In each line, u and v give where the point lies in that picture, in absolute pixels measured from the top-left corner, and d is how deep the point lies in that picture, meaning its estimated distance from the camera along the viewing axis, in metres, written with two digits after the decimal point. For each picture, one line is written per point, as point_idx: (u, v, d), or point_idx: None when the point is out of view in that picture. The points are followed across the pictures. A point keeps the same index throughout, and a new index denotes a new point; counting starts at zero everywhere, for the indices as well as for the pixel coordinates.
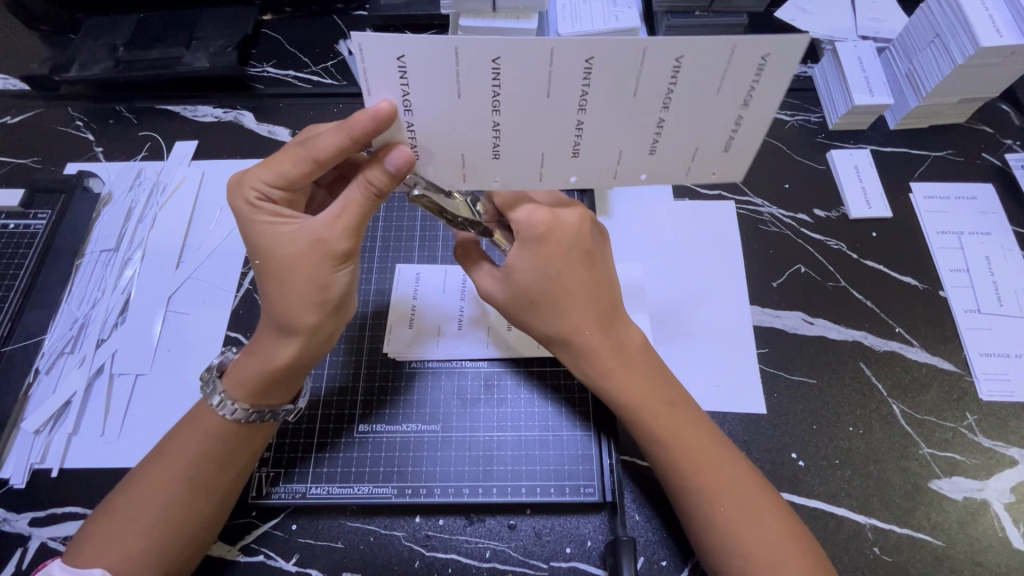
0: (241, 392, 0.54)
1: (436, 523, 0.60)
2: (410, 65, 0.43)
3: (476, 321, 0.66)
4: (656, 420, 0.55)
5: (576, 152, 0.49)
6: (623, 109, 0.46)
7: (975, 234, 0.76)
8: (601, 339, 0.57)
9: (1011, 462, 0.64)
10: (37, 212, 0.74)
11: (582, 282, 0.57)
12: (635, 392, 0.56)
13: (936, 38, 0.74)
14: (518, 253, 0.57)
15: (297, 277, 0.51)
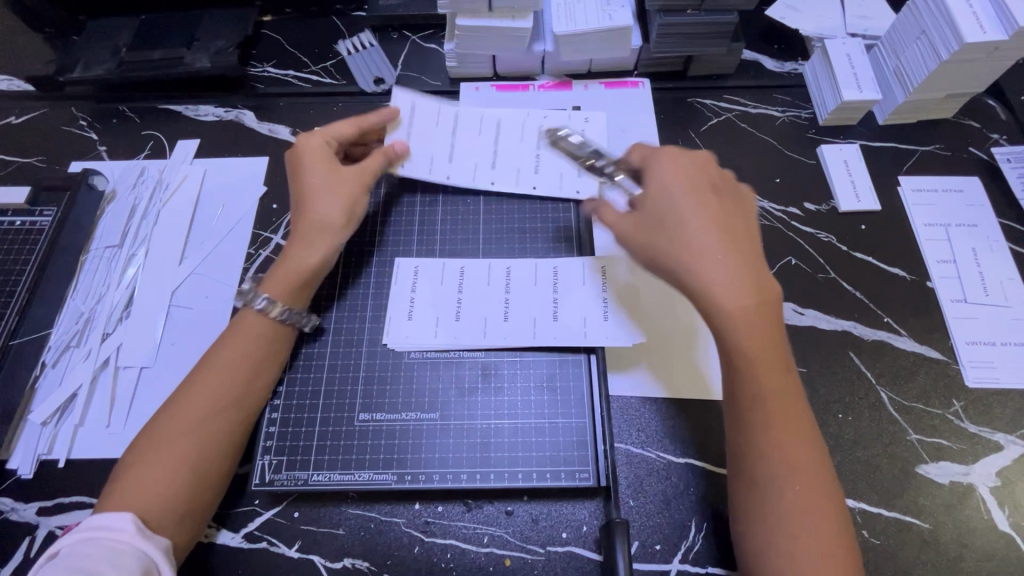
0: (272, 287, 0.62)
1: (436, 510, 0.61)
2: None
3: (473, 313, 0.67)
4: (762, 384, 0.53)
5: None
6: None
7: (962, 226, 0.78)
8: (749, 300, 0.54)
9: (996, 447, 0.65)
10: (43, 210, 0.76)
11: (719, 216, 0.59)
12: (759, 351, 0.53)
13: (923, 34, 0.76)
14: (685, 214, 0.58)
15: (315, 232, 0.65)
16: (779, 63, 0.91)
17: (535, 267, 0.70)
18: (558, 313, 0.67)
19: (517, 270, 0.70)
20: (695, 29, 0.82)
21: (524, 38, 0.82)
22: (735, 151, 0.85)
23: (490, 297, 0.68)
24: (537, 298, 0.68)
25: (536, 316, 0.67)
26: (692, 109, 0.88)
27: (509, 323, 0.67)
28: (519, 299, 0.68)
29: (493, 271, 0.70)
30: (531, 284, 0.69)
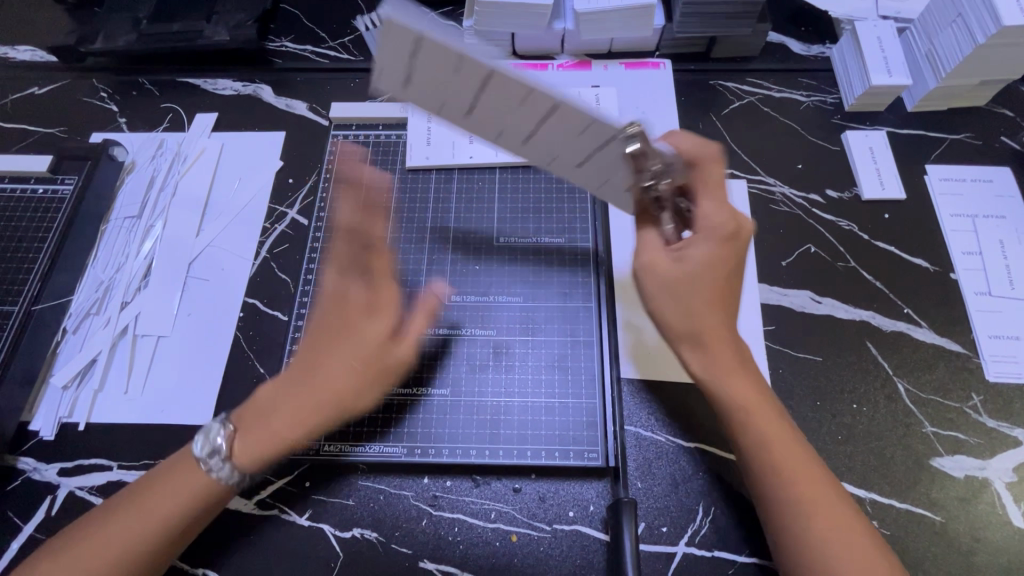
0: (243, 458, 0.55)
1: (444, 484, 0.62)
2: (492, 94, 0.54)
3: (489, 120, 0.57)
4: (756, 430, 0.54)
5: (530, 137, 0.57)
6: (513, 107, 0.54)
7: (990, 217, 0.76)
8: (720, 349, 0.56)
9: (1015, 443, 0.64)
10: (65, 178, 0.77)
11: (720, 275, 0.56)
12: (740, 392, 0.55)
13: (958, 18, 0.74)
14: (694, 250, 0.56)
15: (310, 401, 0.56)
16: (805, 45, 0.89)
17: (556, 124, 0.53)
18: (583, 164, 0.59)
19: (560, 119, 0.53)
20: (720, 8, 0.80)
21: (544, 15, 0.81)
22: (757, 136, 0.83)
23: (514, 120, 0.55)
24: (564, 148, 0.57)
25: (556, 157, 0.59)
26: (713, 92, 0.86)
27: (528, 147, 0.58)
28: (545, 140, 0.57)
29: (529, 97, 0.52)
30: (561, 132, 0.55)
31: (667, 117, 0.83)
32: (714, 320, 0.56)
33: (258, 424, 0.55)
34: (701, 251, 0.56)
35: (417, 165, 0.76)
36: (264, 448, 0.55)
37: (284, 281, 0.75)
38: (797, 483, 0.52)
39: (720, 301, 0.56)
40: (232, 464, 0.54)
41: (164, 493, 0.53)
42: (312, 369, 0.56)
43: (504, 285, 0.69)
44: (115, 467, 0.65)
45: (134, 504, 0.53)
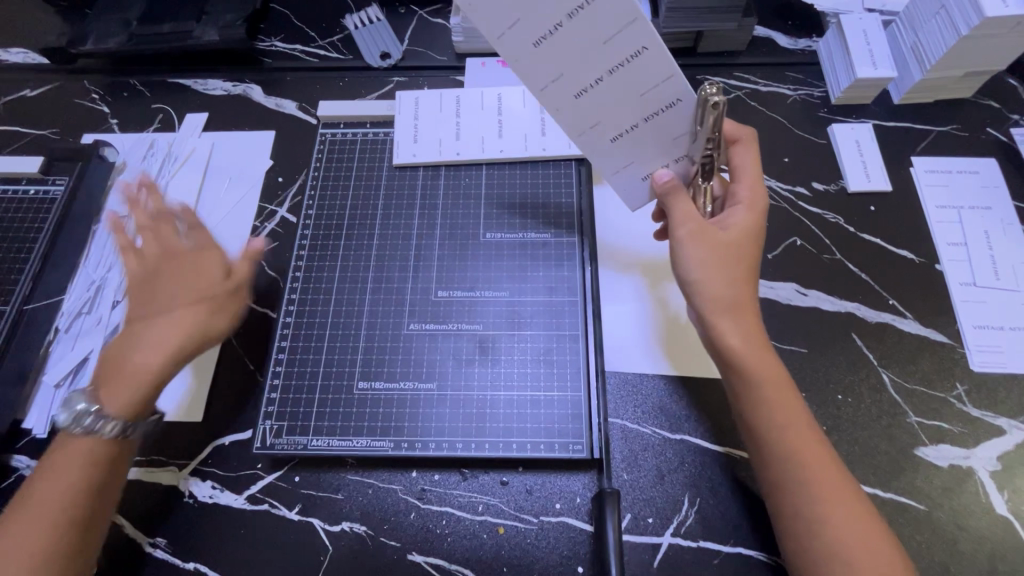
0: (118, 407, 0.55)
1: (432, 478, 0.62)
2: (558, 62, 0.53)
3: (538, 71, 0.54)
4: (779, 408, 0.55)
5: (580, 95, 0.55)
6: (586, 55, 0.52)
7: (975, 208, 0.76)
8: (747, 322, 0.57)
9: (999, 432, 0.65)
10: (55, 179, 0.78)
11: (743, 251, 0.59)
12: (767, 365, 0.56)
13: (942, 8, 0.74)
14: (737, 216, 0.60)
15: (156, 338, 0.58)
16: (792, 39, 0.89)
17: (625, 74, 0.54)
18: (620, 133, 0.59)
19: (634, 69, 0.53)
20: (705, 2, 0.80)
21: None
22: (743, 129, 0.83)
23: (583, 68, 0.53)
24: (617, 105, 0.57)
25: (598, 124, 0.58)
26: (701, 86, 0.87)
27: (576, 110, 0.57)
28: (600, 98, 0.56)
29: (612, 44, 0.52)
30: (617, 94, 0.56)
31: None
32: (741, 291, 0.58)
33: (117, 369, 0.57)
34: (738, 219, 0.60)
35: (404, 163, 0.77)
36: (131, 390, 0.56)
37: (274, 279, 0.75)
38: (814, 463, 0.53)
39: (746, 277, 0.59)
40: (109, 419, 0.55)
41: (49, 491, 0.52)
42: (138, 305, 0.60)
43: (491, 280, 0.70)
44: None
45: (26, 504, 0.51)
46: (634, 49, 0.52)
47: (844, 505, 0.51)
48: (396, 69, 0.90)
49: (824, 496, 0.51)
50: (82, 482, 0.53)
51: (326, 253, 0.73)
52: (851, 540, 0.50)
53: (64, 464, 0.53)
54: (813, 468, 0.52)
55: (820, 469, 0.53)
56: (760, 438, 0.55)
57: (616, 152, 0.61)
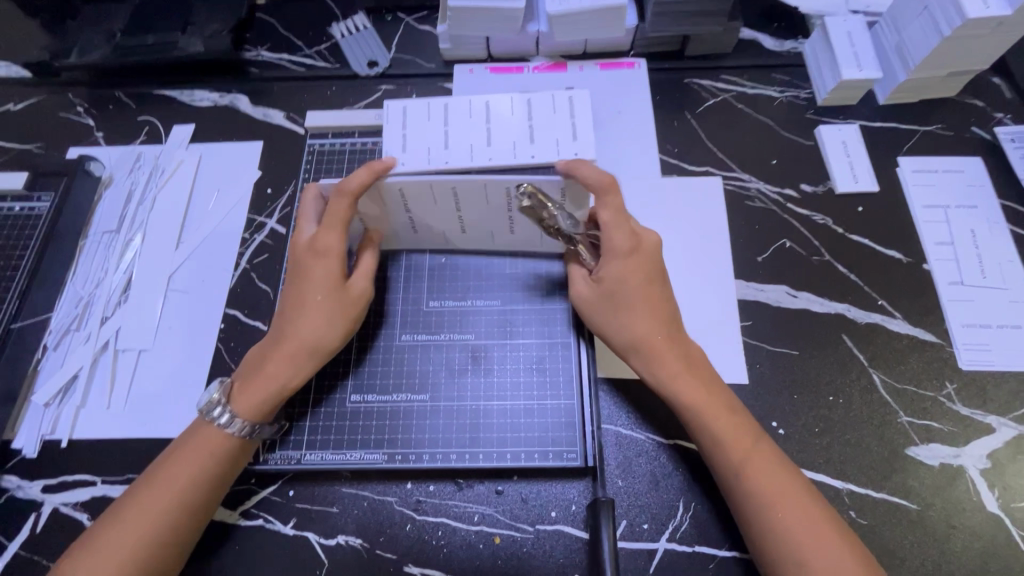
0: (245, 409, 0.59)
1: (428, 489, 0.62)
2: (416, 215, 0.64)
3: (429, 228, 0.67)
4: (715, 427, 0.58)
5: (463, 228, 0.67)
6: (432, 211, 0.64)
7: (961, 207, 0.77)
8: (666, 355, 0.60)
9: (988, 430, 0.65)
10: (40, 195, 0.77)
11: (646, 288, 0.62)
12: (694, 396, 0.59)
13: (925, 10, 0.74)
14: (610, 265, 0.62)
15: (291, 353, 0.61)
16: (779, 41, 0.90)
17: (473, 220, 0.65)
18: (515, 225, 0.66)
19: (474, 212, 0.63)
20: (691, 7, 0.81)
21: (517, 19, 0.81)
22: (732, 132, 0.84)
23: (438, 216, 0.65)
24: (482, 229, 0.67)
25: (492, 231, 0.67)
26: (688, 90, 0.87)
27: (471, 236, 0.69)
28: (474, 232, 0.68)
29: (438, 191, 0.61)
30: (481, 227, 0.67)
31: (642, 116, 0.84)
32: (653, 328, 0.61)
33: (257, 375, 0.61)
34: (615, 269, 0.62)
35: None
36: (261, 396, 0.60)
37: (265, 291, 0.75)
38: (759, 476, 0.55)
39: (657, 311, 0.62)
40: (238, 419, 0.59)
41: (170, 482, 0.56)
42: (300, 308, 0.62)
43: (482, 289, 0.70)
44: (100, 481, 0.66)
45: (148, 487, 0.57)
46: (448, 193, 0.61)
47: (786, 502, 0.54)
48: (383, 77, 0.90)
49: (764, 496, 0.54)
50: (199, 477, 0.57)
51: None
52: (798, 539, 0.52)
53: (188, 455, 0.58)
54: (751, 472, 0.55)
55: (760, 472, 0.55)
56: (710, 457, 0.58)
57: (523, 237, 0.68)
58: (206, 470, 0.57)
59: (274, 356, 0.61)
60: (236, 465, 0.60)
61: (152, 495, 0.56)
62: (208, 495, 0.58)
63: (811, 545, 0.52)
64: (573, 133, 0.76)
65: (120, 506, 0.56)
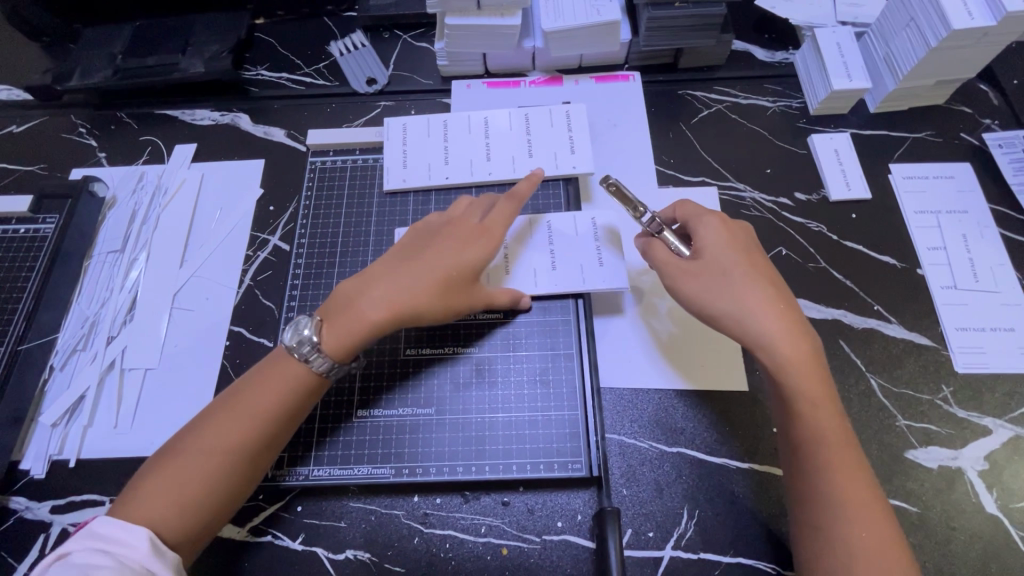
0: (336, 349, 0.58)
1: (434, 502, 0.63)
2: None
3: None
4: (816, 417, 0.55)
5: None
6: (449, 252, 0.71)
7: (952, 213, 0.78)
8: (779, 328, 0.58)
9: (985, 432, 0.66)
10: (45, 217, 0.78)
11: (748, 269, 0.61)
12: (806, 380, 0.56)
13: (911, 22, 0.76)
14: (709, 239, 0.63)
15: (397, 303, 0.59)
16: (769, 52, 0.91)
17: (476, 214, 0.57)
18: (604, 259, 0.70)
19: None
20: (683, 21, 0.82)
21: (513, 35, 0.83)
22: (726, 142, 0.85)
23: None
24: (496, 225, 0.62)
25: (581, 264, 0.70)
26: (682, 102, 0.88)
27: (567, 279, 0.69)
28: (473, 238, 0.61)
29: None
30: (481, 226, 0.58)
31: (638, 128, 0.86)
32: (767, 303, 0.59)
33: (353, 313, 0.59)
34: (714, 244, 0.63)
35: (394, 189, 0.78)
36: (353, 333, 0.58)
37: (269, 308, 0.76)
38: (843, 476, 0.53)
39: (767, 289, 0.60)
40: (323, 355, 0.58)
41: (247, 407, 0.56)
42: (413, 264, 0.62)
43: None
44: (108, 501, 0.66)
45: (223, 412, 0.56)
46: None
47: (860, 493, 0.53)
48: (382, 94, 0.91)
49: (843, 495, 0.52)
50: (269, 409, 0.56)
51: (323, 279, 0.75)
52: (860, 549, 0.50)
53: (259, 388, 0.57)
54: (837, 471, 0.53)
55: (842, 463, 0.54)
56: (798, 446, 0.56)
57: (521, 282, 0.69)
58: (278, 402, 0.57)
59: (376, 301, 0.60)
60: (307, 403, 0.59)
61: (227, 416, 0.55)
62: (277, 428, 0.57)
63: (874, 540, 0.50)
64: (570, 145, 0.78)
65: (199, 423, 0.56)
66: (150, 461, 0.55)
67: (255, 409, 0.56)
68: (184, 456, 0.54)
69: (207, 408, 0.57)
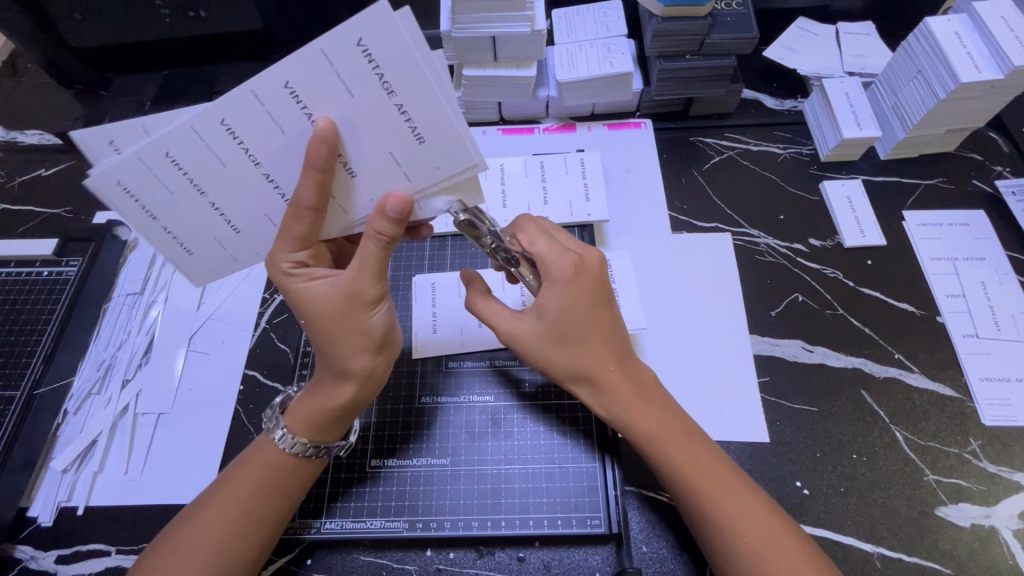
0: (321, 433, 0.58)
1: (448, 556, 0.61)
2: None
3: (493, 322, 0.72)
4: (674, 454, 0.57)
5: None
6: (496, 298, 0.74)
7: (969, 260, 0.78)
8: (620, 377, 0.59)
9: (1017, 488, 0.64)
10: (69, 260, 0.79)
11: (592, 318, 0.59)
12: (655, 425, 0.58)
13: (918, 73, 0.78)
14: (546, 293, 0.58)
15: (328, 376, 0.57)
16: (779, 100, 0.93)
17: (165, 139, 0.45)
18: (354, 85, 0.44)
19: (178, 146, 0.46)
20: (694, 72, 0.85)
21: (528, 85, 0.85)
22: (738, 188, 0.86)
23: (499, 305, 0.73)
24: (242, 183, 0.49)
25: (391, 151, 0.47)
26: (694, 148, 0.90)
27: (428, 147, 0.47)
28: (170, 216, 0.50)
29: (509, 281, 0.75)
30: (143, 172, 0.46)
31: (650, 174, 0.87)
32: (604, 363, 0.59)
33: (315, 404, 0.57)
34: (556, 298, 0.58)
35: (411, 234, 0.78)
36: (320, 421, 0.57)
37: (284, 352, 0.76)
38: (739, 523, 0.54)
39: (605, 336, 0.59)
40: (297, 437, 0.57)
41: (236, 483, 0.56)
42: (325, 340, 0.56)
43: (499, 349, 0.71)
44: (114, 551, 0.65)
45: (217, 492, 0.56)
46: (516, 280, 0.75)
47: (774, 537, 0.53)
48: None
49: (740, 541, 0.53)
50: (260, 485, 0.56)
51: None
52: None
53: (249, 462, 0.57)
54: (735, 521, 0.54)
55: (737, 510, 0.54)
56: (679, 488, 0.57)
57: None
58: (270, 473, 0.57)
59: (329, 384, 0.57)
60: (300, 475, 0.58)
61: (221, 496, 0.55)
62: (273, 500, 0.56)
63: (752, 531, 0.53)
64: (585, 194, 0.80)
65: (199, 501, 0.56)
66: (146, 551, 0.55)
67: (247, 485, 0.56)
68: (182, 538, 0.54)
69: (203, 492, 0.58)
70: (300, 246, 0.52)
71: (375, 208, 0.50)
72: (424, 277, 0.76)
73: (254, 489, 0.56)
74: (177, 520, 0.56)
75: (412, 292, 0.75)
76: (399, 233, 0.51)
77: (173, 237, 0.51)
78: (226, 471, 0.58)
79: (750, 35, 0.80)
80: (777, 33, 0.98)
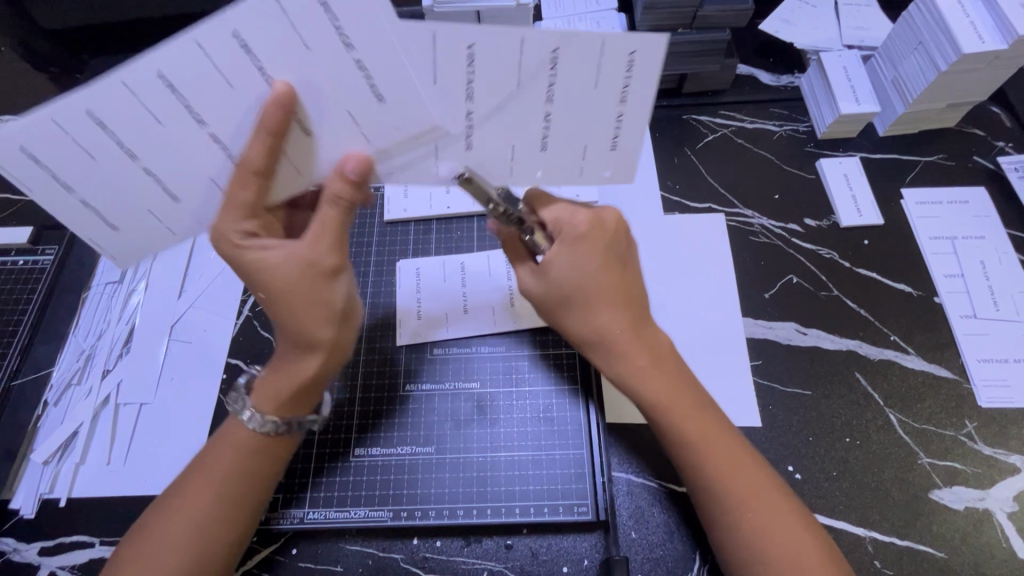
0: (287, 410, 0.56)
1: (434, 544, 0.60)
2: (468, 288, 0.71)
3: (481, 309, 0.70)
4: (683, 425, 0.56)
5: (491, 307, 0.70)
6: (482, 280, 0.72)
7: (969, 238, 0.76)
8: (633, 340, 0.57)
9: (1013, 471, 0.63)
10: (44, 249, 0.77)
11: (609, 280, 0.57)
12: (663, 393, 0.57)
13: (919, 45, 0.75)
14: (556, 252, 0.57)
15: (291, 348, 0.55)
16: (774, 76, 0.90)
17: (89, 93, 0.43)
18: (311, 39, 0.42)
19: (99, 104, 0.43)
20: (688, 47, 0.82)
21: None
22: (732, 168, 0.83)
23: (486, 289, 0.71)
24: (180, 145, 0.46)
25: (354, 112, 0.46)
26: (688, 126, 0.87)
27: (393, 107, 0.46)
28: (89, 185, 0.47)
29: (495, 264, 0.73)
30: (61, 133, 0.44)
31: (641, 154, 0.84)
32: (625, 331, 0.57)
33: (285, 378, 0.56)
34: (567, 258, 0.57)
35: (395, 219, 0.77)
36: (287, 394, 0.56)
37: (266, 340, 0.74)
38: (761, 515, 0.52)
39: (623, 300, 0.57)
40: (263, 415, 0.56)
41: (208, 473, 0.54)
42: (280, 312, 0.53)
43: (486, 336, 0.69)
44: (97, 543, 0.64)
45: (189, 481, 0.55)
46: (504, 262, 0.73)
47: (784, 527, 0.51)
48: None
49: (757, 533, 0.51)
50: (234, 474, 0.55)
51: None
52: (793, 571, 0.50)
53: (220, 448, 0.56)
54: (753, 513, 0.52)
55: (761, 501, 0.52)
56: (697, 475, 0.55)
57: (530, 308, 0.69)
58: (241, 465, 0.55)
59: (296, 357, 0.55)
60: (273, 463, 0.57)
61: (194, 485, 0.54)
62: (248, 491, 0.55)
63: (773, 520, 0.52)
64: None
65: (172, 489, 0.55)
66: (125, 540, 0.54)
67: (221, 475, 0.54)
68: (158, 525, 0.53)
69: (179, 478, 0.57)
70: (245, 215, 0.50)
71: (334, 170, 0.49)
72: (406, 263, 0.73)
73: (228, 478, 0.54)
74: (153, 507, 0.55)
75: (396, 277, 0.73)
76: (359, 197, 0.51)
77: (92, 208, 0.48)
78: (199, 455, 0.56)
79: (744, 7, 0.78)
80: (774, 6, 0.95)
